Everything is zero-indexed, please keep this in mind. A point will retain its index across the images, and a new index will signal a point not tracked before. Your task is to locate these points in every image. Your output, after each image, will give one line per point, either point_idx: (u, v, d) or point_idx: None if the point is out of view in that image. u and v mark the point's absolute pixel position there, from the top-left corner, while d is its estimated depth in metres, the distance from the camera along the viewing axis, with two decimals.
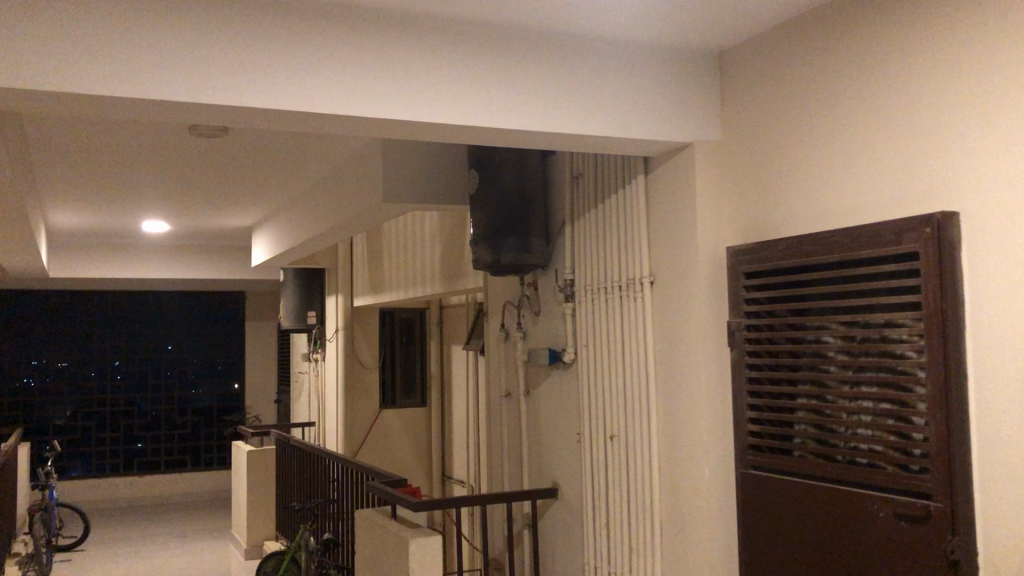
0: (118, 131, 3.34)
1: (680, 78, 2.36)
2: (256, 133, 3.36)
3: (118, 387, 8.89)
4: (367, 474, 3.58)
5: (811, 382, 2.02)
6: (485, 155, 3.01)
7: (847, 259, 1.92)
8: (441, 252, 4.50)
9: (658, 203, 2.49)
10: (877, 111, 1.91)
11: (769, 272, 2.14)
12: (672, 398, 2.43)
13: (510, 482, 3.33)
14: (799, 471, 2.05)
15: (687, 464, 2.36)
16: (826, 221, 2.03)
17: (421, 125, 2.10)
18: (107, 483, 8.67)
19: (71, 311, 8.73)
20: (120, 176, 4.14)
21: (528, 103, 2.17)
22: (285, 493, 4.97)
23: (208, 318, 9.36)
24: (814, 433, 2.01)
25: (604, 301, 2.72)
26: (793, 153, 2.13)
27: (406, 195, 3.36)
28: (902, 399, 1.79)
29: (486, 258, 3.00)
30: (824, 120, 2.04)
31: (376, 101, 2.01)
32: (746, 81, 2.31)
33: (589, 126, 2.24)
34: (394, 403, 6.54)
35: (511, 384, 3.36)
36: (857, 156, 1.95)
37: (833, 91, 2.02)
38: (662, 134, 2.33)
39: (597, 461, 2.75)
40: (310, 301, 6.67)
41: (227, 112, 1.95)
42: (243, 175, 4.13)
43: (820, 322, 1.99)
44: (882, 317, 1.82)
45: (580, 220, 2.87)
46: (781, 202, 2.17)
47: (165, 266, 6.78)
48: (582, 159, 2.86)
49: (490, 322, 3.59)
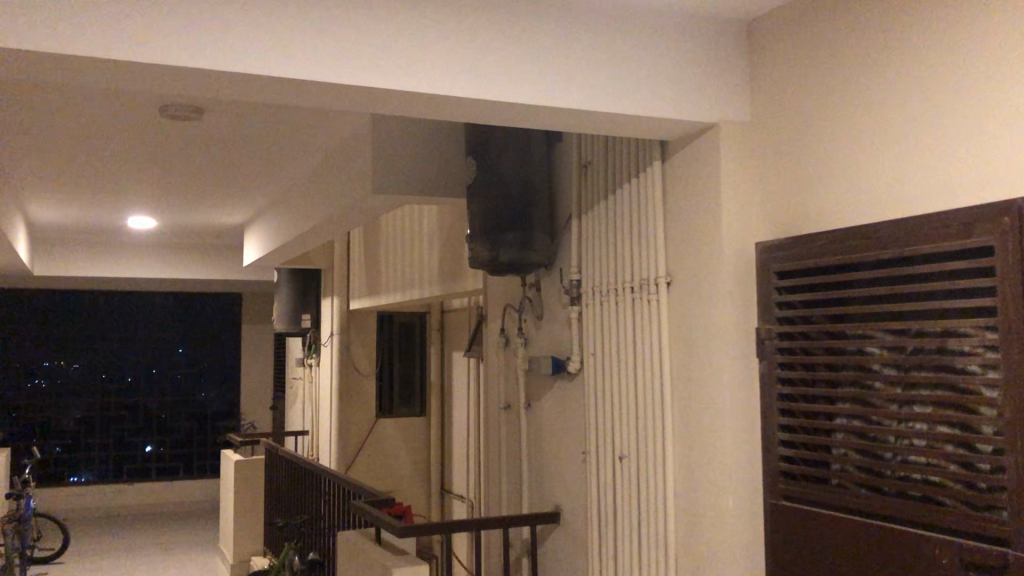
0: (87, 113, 3.10)
1: (703, 48, 2.07)
2: (235, 114, 3.11)
3: (111, 392, 8.65)
4: (352, 491, 3.30)
5: (852, 400, 1.75)
6: (483, 138, 2.73)
7: (900, 256, 1.63)
8: (440, 250, 4.23)
9: (677, 191, 2.19)
10: (938, 78, 1.61)
11: (805, 272, 1.86)
12: (690, 415, 2.13)
13: (509, 504, 3.03)
14: (837, 503, 1.77)
15: (707, 494, 2.05)
16: (877, 206, 1.73)
17: (403, 98, 1.82)
18: (96, 490, 8.43)
19: (65, 311, 8.51)
20: (97, 165, 3.89)
21: (525, 74, 1.87)
22: (271, 507, 4.70)
23: (205, 320, 9.11)
24: (856, 459, 1.73)
25: (614, 304, 2.42)
26: (834, 131, 1.84)
27: (399, 185, 3.10)
28: (966, 422, 1.51)
29: (484, 256, 2.70)
30: (873, 92, 1.75)
31: (345, 64, 1.71)
32: (777, 55, 2.02)
33: (596, 102, 1.94)
34: (391, 411, 6.28)
35: (511, 395, 3.07)
36: (914, 131, 1.65)
37: (884, 59, 1.73)
38: (682, 113, 2.03)
39: (604, 481, 2.45)
40: (305, 303, 6.45)
41: (171, 77, 1.66)
42: (225, 163, 3.87)
43: (863, 331, 1.71)
44: (940, 325, 1.55)
45: (588, 213, 2.58)
46: (819, 190, 1.87)
47: (158, 267, 6.54)
48: (591, 144, 2.57)
49: (489, 326, 3.30)
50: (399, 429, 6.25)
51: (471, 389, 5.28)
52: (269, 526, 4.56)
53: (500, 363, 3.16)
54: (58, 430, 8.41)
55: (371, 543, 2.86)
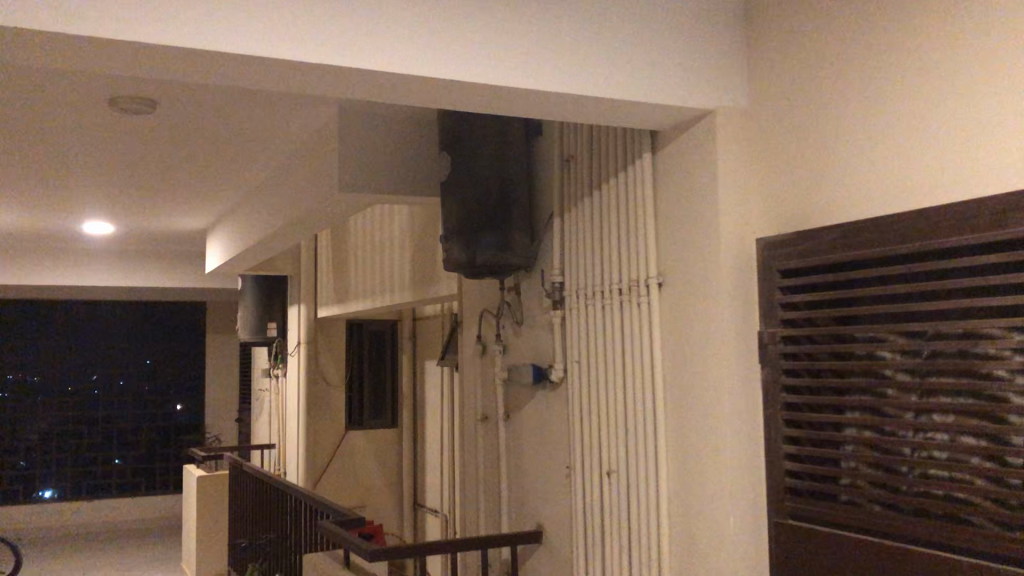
0: (32, 105, 2.91)
1: (698, 30, 1.92)
2: (193, 106, 2.93)
3: (69, 405, 8.38)
4: (321, 510, 3.11)
5: (863, 409, 1.59)
6: (456, 130, 2.56)
7: (919, 249, 1.48)
8: (412, 253, 4.05)
9: (670, 185, 2.04)
10: (960, 53, 1.47)
11: (812, 270, 1.71)
12: (686, 428, 1.97)
13: (486, 523, 2.85)
14: (848, 522, 1.62)
15: (705, 512, 1.89)
16: (891, 196, 1.58)
17: (371, 78, 1.64)
18: (54, 508, 8.14)
19: (22, 322, 8.25)
20: (44, 163, 3.67)
21: (504, 54, 1.71)
22: (235, 524, 4.49)
23: (166, 330, 8.84)
24: (869, 473, 1.57)
25: (600, 307, 2.26)
26: (842, 116, 1.69)
27: (368, 182, 2.92)
28: (989, 433, 1.36)
29: (459, 258, 2.53)
30: (886, 72, 1.60)
31: (304, 38, 1.54)
32: (777, 37, 1.87)
33: (582, 85, 1.78)
34: (361, 423, 6.09)
35: (488, 406, 2.90)
36: (934, 112, 1.51)
37: (897, 35, 1.58)
38: (674, 99, 1.88)
39: (592, 496, 2.28)
40: (270, 312, 6.22)
41: (114, 53, 1.47)
42: (183, 161, 3.68)
43: (874, 334, 1.56)
44: (963, 327, 1.41)
45: (572, 210, 2.42)
46: (825, 180, 1.73)
47: (116, 274, 6.30)
48: (573, 139, 2.42)
49: (465, 334, 3.13)
50: (369, 442, 6.06)
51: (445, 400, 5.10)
52: (231, 546, 4.34)
53: (477, 375, 2.98)
54: (14, 446, 8.13)
55: (339, 569, 2.67)
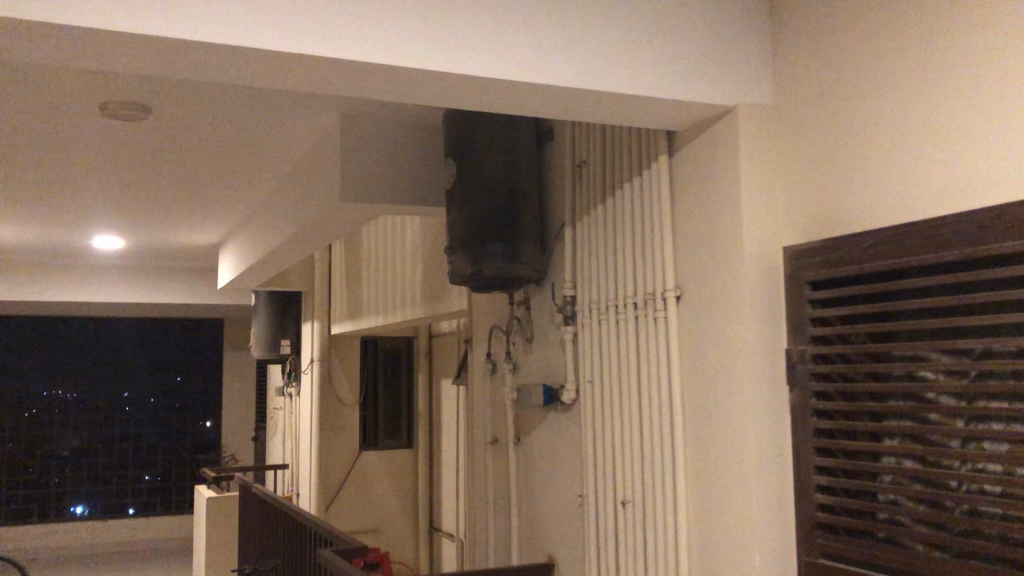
0: (25, 115, 2.82)
1: (717, 20, 1.77)
2: (188, 113, 2.83)
3: (87, 424, 8.34)
4: (324, 538, 2.96)
5: (904, 436, 1.42)
6: (460, 133, 2.42)
7: (965, 256, 1.31)
8: (424, 269, 3.93)
9: (688, 190, 1.89)
10: (1007, 35, 1.30)
11: (844, 282, 1.55)
12: (707, 455, 1.79)
13: (496, 555, 2.69)
14: (886, 564, 1.44)
15: (728, 548, 1.72)
16: (932, 199, 1.41)
17: (358, 71, 1.50)
18: (69, 527, 8.09)
19: (41, 340, 8.23)
20: (45, 177, 3.59)
21: (503, 45, 1.56)
22: (242, 549, 4.36)
23: (185, 347, 8.78)
24: (910, 508, 1.40)
25: (614, 322, 2.11)
26: (874, 110, 1.53)
27: (368, 191, 2.78)
28: None
29: (465, 271, 2.37)
30: (926, 60, 1.44)
31: (284, 26, 1.40)
32: (801, 29, 1.72)
33: (591, 79, 1.63)
34: (376, 444, 5.96)
35: (497, 428, 2.74)
36: (980, 102, 1.34)
37: (936, 19, 1.42)
38: (693, 95, 1.72)
39: (605, 528, 2.12)
40: (284, 329, 6.11)
41: (73, 44, 1.34)
42: (187, 171, 3.58)
43: (915, 351, 1.39)
44: (1016, 344, 1.23)
45: (584, 219, 2.27)
46: (857, 183, 1.56)
47: (127, 291, 6.24)
48: (585, 144, 2.27)
49: (475, 351, 2.97)
50: (385, 463, 5.92)
51: (461, 420, 4.94)
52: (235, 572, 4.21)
53: (488, 394, 2.83)
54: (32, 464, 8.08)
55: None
